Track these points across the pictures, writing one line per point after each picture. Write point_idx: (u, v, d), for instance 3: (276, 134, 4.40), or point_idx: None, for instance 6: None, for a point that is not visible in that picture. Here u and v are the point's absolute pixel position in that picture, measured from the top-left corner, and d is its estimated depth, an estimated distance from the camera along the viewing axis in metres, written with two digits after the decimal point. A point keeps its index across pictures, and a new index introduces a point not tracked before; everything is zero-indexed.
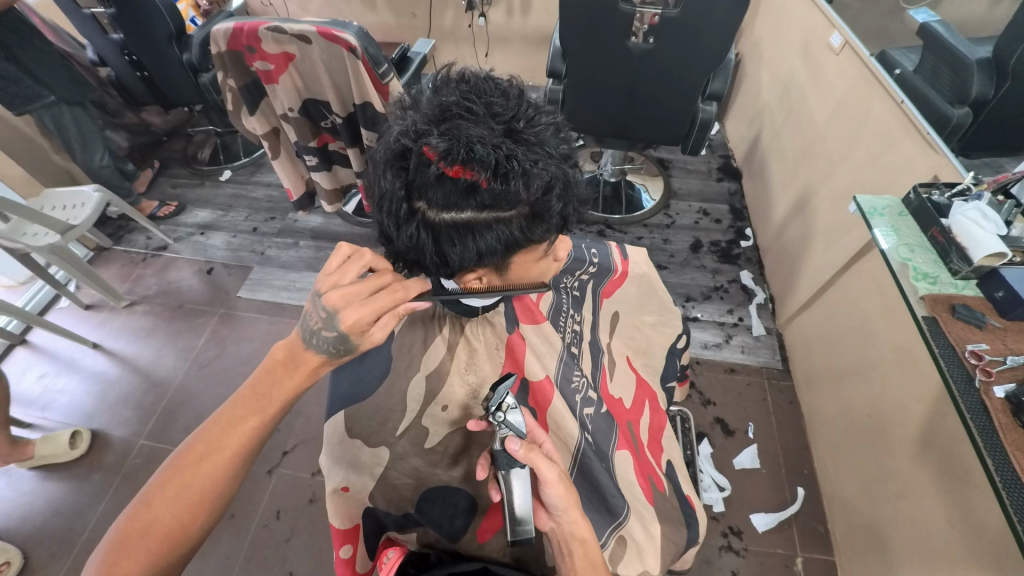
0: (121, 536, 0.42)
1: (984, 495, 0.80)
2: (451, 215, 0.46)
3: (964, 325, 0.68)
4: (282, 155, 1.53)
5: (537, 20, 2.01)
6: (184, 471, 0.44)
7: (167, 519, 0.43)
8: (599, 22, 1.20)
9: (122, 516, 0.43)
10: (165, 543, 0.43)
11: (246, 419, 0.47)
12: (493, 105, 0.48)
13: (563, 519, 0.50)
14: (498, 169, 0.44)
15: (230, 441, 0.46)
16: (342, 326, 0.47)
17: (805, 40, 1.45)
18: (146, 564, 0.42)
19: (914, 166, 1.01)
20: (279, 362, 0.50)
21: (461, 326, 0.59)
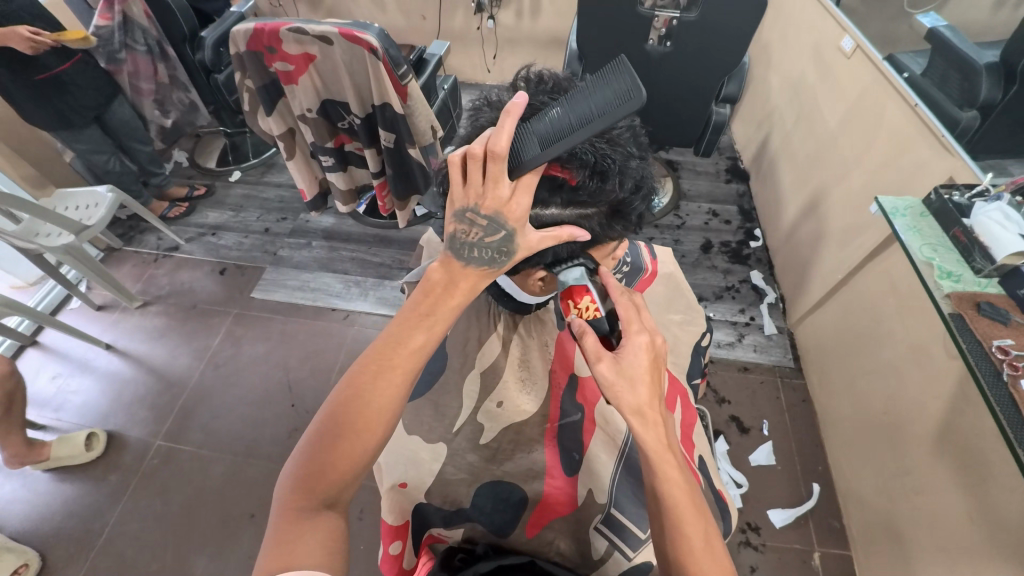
0: (310, 455, 0.44)
1: (1004, 488, 0.82)
2: (540, 211, 0.51)
3: (989, 322, 0.70)
4: (297, 155, 1.53)
5: (546, 22, 2.02)
6: (359, 392, 0.45)
7: (348, 437, 0.44)
8: (616, 25, 1.23)
9: (306, 438, 0.45)
10: (343, 467, 0.44)
11: (413, 337, 0.47)
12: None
13: (628, 397, 0.45)
14: (594, 169, 0.48)
15: (398, 361, 0.46)
16: (506, 222, 0.46)
17: (815, 44, 1.48)
18: (332, 479, 0.43)
19: (929, 168, 1.04)
20: (438, 284, 0.49)
21: (514, 322, 0.64)
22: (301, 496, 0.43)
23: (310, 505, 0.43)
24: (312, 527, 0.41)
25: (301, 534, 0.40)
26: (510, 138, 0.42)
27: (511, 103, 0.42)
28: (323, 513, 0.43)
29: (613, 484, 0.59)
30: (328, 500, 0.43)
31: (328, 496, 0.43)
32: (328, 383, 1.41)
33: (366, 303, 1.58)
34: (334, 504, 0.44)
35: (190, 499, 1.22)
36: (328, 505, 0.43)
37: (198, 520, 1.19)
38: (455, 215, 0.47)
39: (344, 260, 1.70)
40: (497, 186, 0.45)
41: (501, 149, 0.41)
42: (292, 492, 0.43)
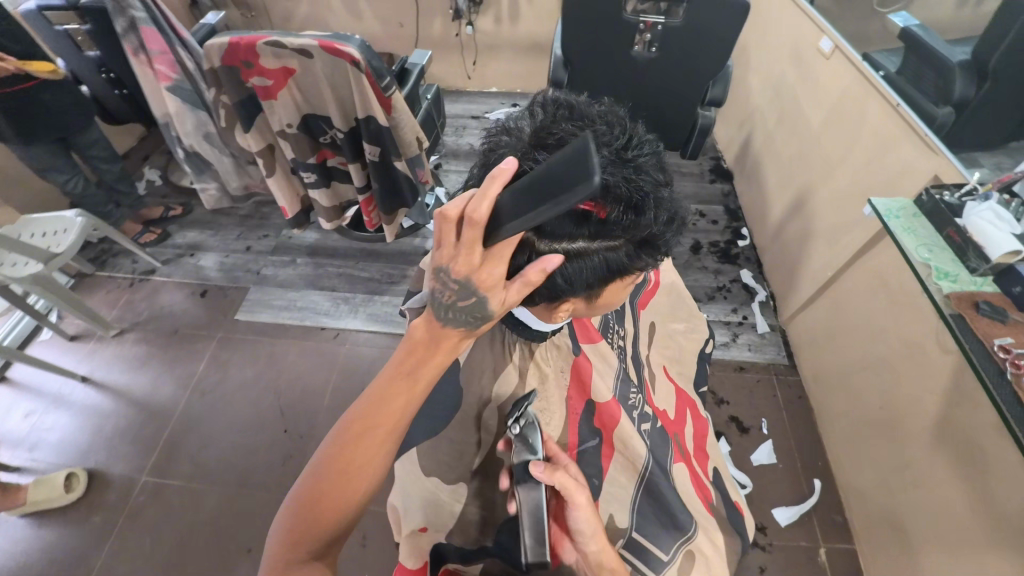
0: (299, 510, 0.42)
1: (1003, 480, 0.83)
2: (563, 245, 0.45)
3: (989, 321, 0.71)
4: (277, 172, 1.48)
5: (525, 27, 2.02)
6: (347, 450, 0.43)
7: (333, 495, 0.42)
8: (602, 32, 1.22)
9: (294, 492, 0.44)
10: (333, 521, 0.43)
11: (398, 395, 0.44)
12: (596, 133, 0.45)
13: (590, 548, 0.52)
14: (627, 202, 0.44)
15: (386, 419, 0.43)
16: (478, 288, 0.42)
17: (794, 46, 1.50)
18: (319, 534, 0.42)
19: (914, 167, 1.05)
20: (422, 341, 0.46)
21: (530, 350, 0.57)
22: (291, 550, 0.42)
23: (298, 558, 0.42)
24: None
25: None
26: (492, 204, 0.39)
27: (498, 169, 0.40)
28: (311, 565, 0.42)
29: (633, 509, 0.59)
30: (318, 554, 0.43)
31: (314, 551, 0.42)
32: (321, 405, 1.36)
33: (357, 321, 1.54)
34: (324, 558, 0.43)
35: (182, 535, 1.17)
36: (315, 558, 0.42)
37: (192, 558, 1.14)
38: (433, 272, 0.44)
39: (331, 276, 1.65)
40: (470, 250, 0.41)
41: (479, 216, 0.38)
42: (282, 545, 0.42)
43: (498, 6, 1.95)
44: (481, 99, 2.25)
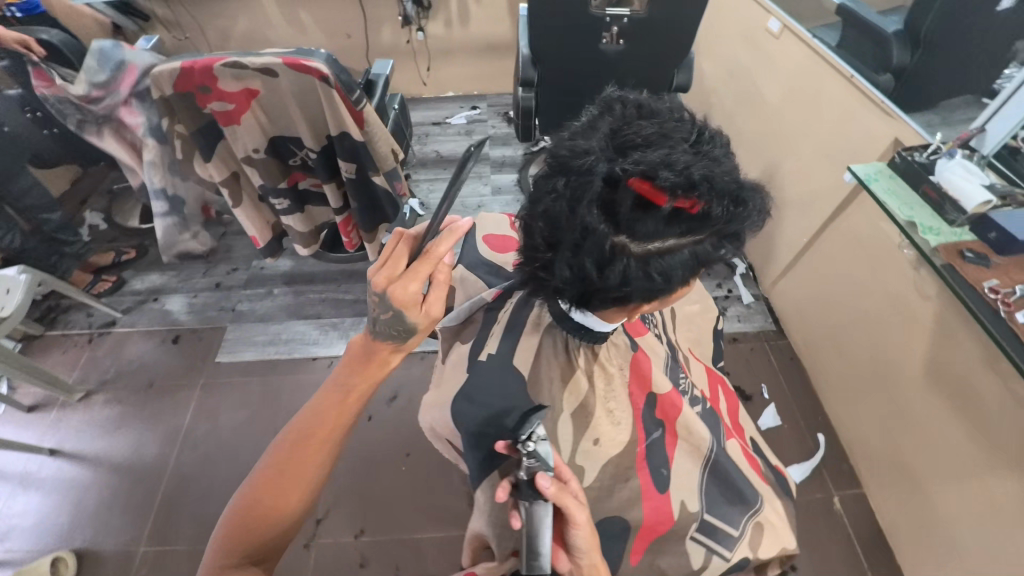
0: (242, 515, 0.52)
1: (994, 407, 0.91)
2: (654, 246, 0.41)
3: (976, 268, 0.79)
4: (245, 201, 1.39)
5: (478, 29, 2.01)
6: (290, 460, 0.54)
7: (276, 493, 0.53)
8: (570, 30, 1.24)
9: (243, 492, 0.54)
10: (272, 523, 0.53)
11: (332, 408, 0.57)
12: (676, 124, 0.42)
13: (583, 563, 0.47)
14: (724, 193, 0.40)
15: (321, 435, 0.56)
16: (392, 299, 0.55)
17: (743, 28, 1.58)
18: (263, 528, 0.52)
19: (873, 133, 1.14)
20: (356, 358, 0.61)
21: (593, 353, 0.57)
22: (232, 552, 0.51)
23: (240, 554, 0.51)
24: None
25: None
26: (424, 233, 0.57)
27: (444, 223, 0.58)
28: (248, 568, 0.50)
29: (703, 492, 0.61)
30: (256, 556, 0.52)
31: (255, 549, 0.52)
32: None
33: None
34: (260, 561, 0.52)
35: None
36: (253, 559, 0.51)
37: None
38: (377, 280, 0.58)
39: (315, 303, 1.58)
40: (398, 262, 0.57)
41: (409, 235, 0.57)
42: (224, 549, 0.51)
43: (448, 10, 1.93)
44: (439, 105, 2.21)
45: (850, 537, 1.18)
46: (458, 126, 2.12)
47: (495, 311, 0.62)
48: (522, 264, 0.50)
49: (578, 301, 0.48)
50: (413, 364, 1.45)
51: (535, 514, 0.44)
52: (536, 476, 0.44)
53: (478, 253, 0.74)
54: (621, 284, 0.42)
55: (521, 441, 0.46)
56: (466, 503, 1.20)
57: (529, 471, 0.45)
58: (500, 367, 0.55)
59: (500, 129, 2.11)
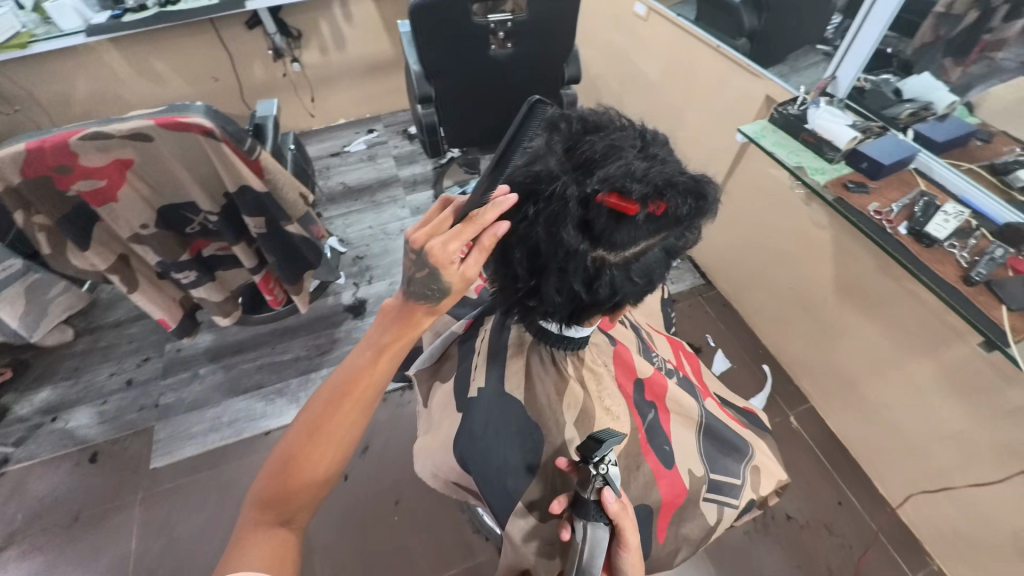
0: (274, 474, 0.48)
1: (895, 306, 1.07)
2: (631, 253, 0.43)
3: (860, 196, 0.90)
4: (142, 285, 1.23)
5: (355, 51, 1.93)
6: (323, 421, 0.49)
7: (307, 458, 0.48)
8: (457, 41, 1.24)
9: (276, 452, 0.50)
10: (301, 487, 0.48)
11: (367, 372, 0.51)
12: (623, 135, 0.44)
13: None
14: (686, 190, 0.42)
15: (355, 392, 0.50)
16: (429, 260, 0.44)
17: (612, 14, 1.68)
18: (294, 495, 0.48)
19: (747, 92, 1.27)
20: (393, 316, 0.54)
21: (579, 358, 0.57)
22: (265, 511, 0.48)
23: (269, 520, 0.48)
24: (267, 543, 0.47)
25: (252, 545, 0.46)
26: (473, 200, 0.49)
27: None
28: (277, 528, 0.48)
29: (703, 455, 0.65)
30: (284, 517, 0.48)
31: (284, 514, 0.48)
32: None
33: None
34: (290, 522, 0.49)
35: None
36: (284, 521, 0.48)
37: None
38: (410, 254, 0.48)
39: (251, 372, 1.44)
40: (441, 224, 0.47)
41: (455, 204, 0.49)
42: (257, 506, 0.48)
43: (320, 36, 1.84)
44: (333, 134, 2.11)
45: (812, 447, 1.32)
46: (359, 152, 2.03)
47: (470, 343, 0.61)
48: (502, 294, 0.50)
49: (567, 318, 0.49)
50: (378, 407, 1.38)
51: (591, 533, 0.46)
52: (603, 495, 0.45)
53: None
54: (608, 294, 0.44)
55: (593, 461, 0.46)
56: (470, 529, 1.17)
57: (596, 489, 0.46)
58: (495, 397, 0.54)
59: (403, 148, 2.06)
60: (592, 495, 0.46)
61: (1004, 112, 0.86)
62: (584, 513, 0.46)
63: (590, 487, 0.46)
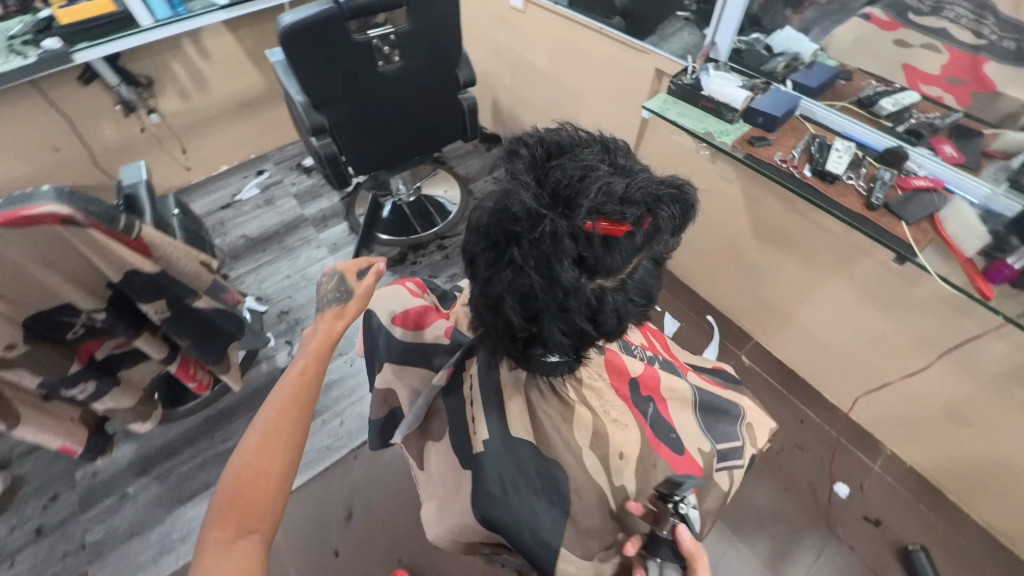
0: (230, 492, 0.52)
1: (808, 238, 1.18)
2: (625, 274, 0.42)
3: (764, 149, 0.97)
4: (28, 416, 0.99)
5: (221, 89, 1.73)
6: (276, 424, 0.57)
7: (268, 460, 0.55)
8: (342, 63, 1.16)
9: (230, 471, 0.54)
10: (265, 489, 0.53)
11: (309, 373, 0.63)
12: (589, 154, 0.43)
13: None
14: (663, 202, 0.42)
15: (299, 391, 0.61)
16: (340, 272, 0.79)
17: (489, 10, 1.66)
18: (260, 499, 0.53)
19: (636, 68, 1.31)
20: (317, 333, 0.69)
21: (576, 379, 0.55)
22: (227, 526, 0.50)
23: (236, 532, 0.50)
24: (236, 552, 0.49)
25: (228, 555, 0.48)
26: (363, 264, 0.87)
27: None
28: (248, 537, 0.50)
29: (703, 430, 0.67)
30: (246, 528, 0.51)
31: (251, 522, 0.51)
32: None
33: None
34: (252, 532, 0.51)
35: None
36: (245, 532, 0.51)
37: None
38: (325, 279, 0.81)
39: (194, 472, 1.26)
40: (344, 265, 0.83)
41: None
42: (215, 526, 0.50)
43: (175, 79, 1.62)
44: (218, 184, 1.89)
45: (767, 381, 1.44)
46: (254, 198, 1.84)
47: (456, 393, 0.56)
48: (497, 343, 0.47)
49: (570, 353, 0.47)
50: (351, 467, 1.27)
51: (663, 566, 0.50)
52: (677, 531, 0.50)
53: (394, 340, 0.65)
54: (611, 320, 0.43)
55: (673, 498, 0.51)
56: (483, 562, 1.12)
57: (671, 527, 0.51)
58: (506, 445, 0.50)
59: (302, 184, 1.90)
60: (667, 532, 0.50)
61: (850, 48, 0.98)
62: (657, 549, 0.50)
63: (668, 524, 0.51)
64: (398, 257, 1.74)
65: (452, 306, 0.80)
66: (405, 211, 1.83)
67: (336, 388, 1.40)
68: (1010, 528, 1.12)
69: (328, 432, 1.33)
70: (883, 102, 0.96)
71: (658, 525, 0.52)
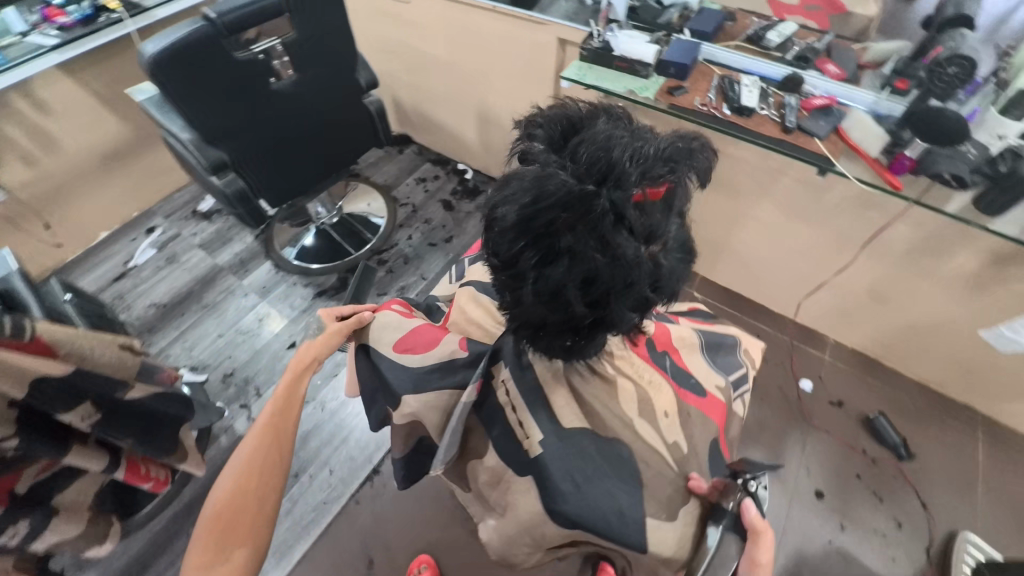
0: (214, 521, 0.62)
1: (730, 173, 1.28)
2: (671, 234, 0.42)
3: (684, 97, 1.02)
4: None
5: (74, 145, 1.47)
6: (256, 458, 0.66)
7: (249, 489, 0.64)
8: (230, 88, 1.04)
9: (216, 497, 0.64)
10: (247, 514, 0.63)
11: (285, 411, 0.70)
12: (607, 125, 0.42)
13: None
14: (688, 155, 0.43)
15: (275, 428, 0.68)
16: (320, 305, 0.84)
17: (371, 6, 1.56)
18: (243, 522, 0.63)
19: (539, 42, 1.31)
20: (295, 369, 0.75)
21: (606, 354, 0.55)
22: (212, 547, 0.60)
23: (220, 551, 0.60)
24: (219, 572, 0.59)
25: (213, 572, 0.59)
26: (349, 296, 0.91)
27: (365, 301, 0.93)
28: (228, 555, 0.61)
29: (712, 366, 0.71)
30: (228, 548, 0.61)
31: (232, 543, 0.61)
32: None
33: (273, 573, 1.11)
34: (232, 556, 0.61)
35: None
36: (226, 555, 0.60)
37: None
38: None
39: None
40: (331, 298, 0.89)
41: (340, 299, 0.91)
42: (202, 546, 0.60)
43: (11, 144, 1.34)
44: (102, 255, 1.63)
45: (721, 309, 1.56)
46: (152, 260, 1.61)
47: (491, 403, 0.54)
48: (558, 337, 0.45)
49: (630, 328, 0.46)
50: (357, 514, 1.19)
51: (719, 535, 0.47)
52: (744, 505, 0.47)
53: (403, 370, 0.60)
54: (665, 283, 0.43)
55: (747, 474, 0.48)
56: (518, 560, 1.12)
57: (736, 501, 0.48)
58: (563, 439, 0.49)
59: (206, 232, 1.69)
60: (732, 505, 0.48)
61: None
62: (717, 517, 0.48)
63: (733, 497, 0.48)
64: (338, 284, 1.61)
65: (440, 318, 0.76)
66: (332, 235, 1.70)
67: (314, 438, 1.30)
68: (938, 376, 1.33)
69: (319, 486, 1.23)
70: (770, 35, 1.06)
71: (723, 496, 0.49)
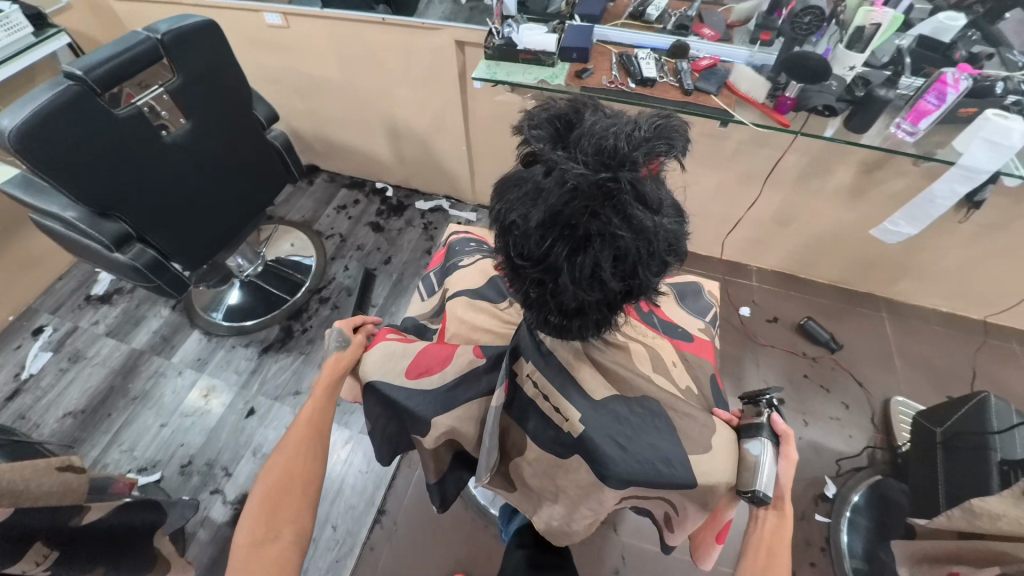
0: (261, 503, 0.61)
1: None
2: (670, 203, 0.48)
3: (591, 78, 1.09)
4: None
5: None
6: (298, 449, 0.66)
7: (294, 475, 0.64)
8: (117, 150, 0.92)
9: (260, 485, 0.63)
10: (289, 500, 0.62)
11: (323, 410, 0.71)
12: (595, 116, 0.47)
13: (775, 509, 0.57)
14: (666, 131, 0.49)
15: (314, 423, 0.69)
16: None
17: (243, 38, 1.45)
18: (288, 506, 0.61)
19: (436, 49, 1.31)
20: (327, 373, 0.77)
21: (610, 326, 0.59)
22: (258, 530, 0.59)
23: (263, 535, 0.59)
24: (265, 551, 0.57)
25: (259, 553, 0.57)
26: None
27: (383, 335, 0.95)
28: (272, 540, 0.59)
29: (689, 314, 0.79)
30: (274, 532, 0.59)
31: (275, 528, 0.60)
32: None
33: None
34: (280, 535, 0.59)
35: None
36: (274, 535, 0.59)
37: None
38: None
39: None
40: None
41: None
42: (248, 529, 0.59)
43: None
44: None
45: None
46: (52, 364, 1.39)
47: (522, 398, 0.57)
48: (592, 319, 0.48)
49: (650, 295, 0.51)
50: (375, 560, 1.14)
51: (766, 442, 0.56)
52: (774, 416, 0.59)
53: (422, 394, 0.60)
54: (676, 246, 0.47)
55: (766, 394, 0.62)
56: None
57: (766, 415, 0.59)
58: (602, 409, 0.53)
59: (110, 317, 1.49)
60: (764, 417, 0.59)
61: None
62: (757, 429, 0.57)
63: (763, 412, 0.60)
64: (283, 334, 1.50)
65: (432, 335, 0.76)
66: (261, 286, 1.58)
67: None
68: (841, 275, 1.56)
69: (326, 546, 1.16)
70: (649, 10, 1.15)
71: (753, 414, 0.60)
